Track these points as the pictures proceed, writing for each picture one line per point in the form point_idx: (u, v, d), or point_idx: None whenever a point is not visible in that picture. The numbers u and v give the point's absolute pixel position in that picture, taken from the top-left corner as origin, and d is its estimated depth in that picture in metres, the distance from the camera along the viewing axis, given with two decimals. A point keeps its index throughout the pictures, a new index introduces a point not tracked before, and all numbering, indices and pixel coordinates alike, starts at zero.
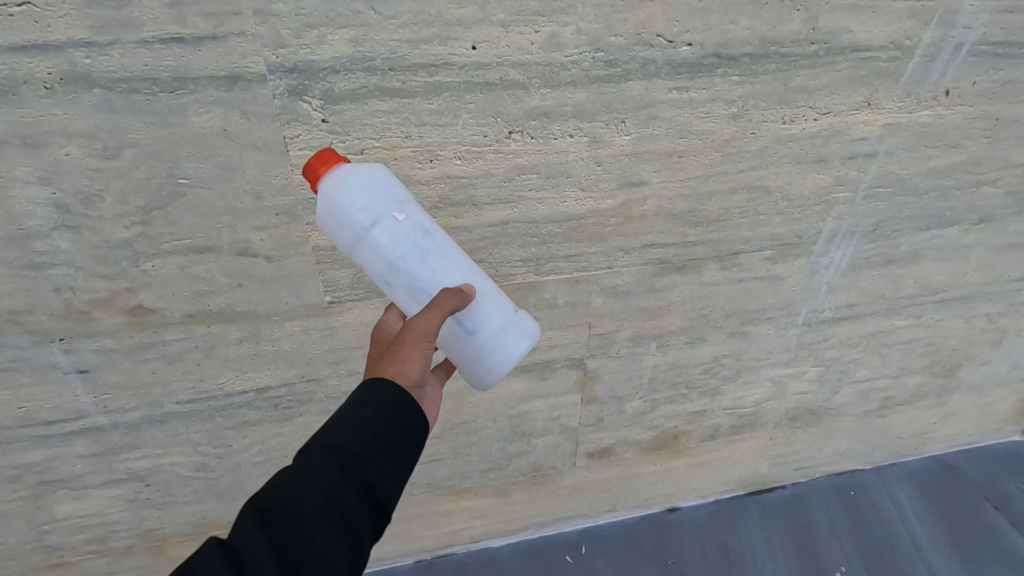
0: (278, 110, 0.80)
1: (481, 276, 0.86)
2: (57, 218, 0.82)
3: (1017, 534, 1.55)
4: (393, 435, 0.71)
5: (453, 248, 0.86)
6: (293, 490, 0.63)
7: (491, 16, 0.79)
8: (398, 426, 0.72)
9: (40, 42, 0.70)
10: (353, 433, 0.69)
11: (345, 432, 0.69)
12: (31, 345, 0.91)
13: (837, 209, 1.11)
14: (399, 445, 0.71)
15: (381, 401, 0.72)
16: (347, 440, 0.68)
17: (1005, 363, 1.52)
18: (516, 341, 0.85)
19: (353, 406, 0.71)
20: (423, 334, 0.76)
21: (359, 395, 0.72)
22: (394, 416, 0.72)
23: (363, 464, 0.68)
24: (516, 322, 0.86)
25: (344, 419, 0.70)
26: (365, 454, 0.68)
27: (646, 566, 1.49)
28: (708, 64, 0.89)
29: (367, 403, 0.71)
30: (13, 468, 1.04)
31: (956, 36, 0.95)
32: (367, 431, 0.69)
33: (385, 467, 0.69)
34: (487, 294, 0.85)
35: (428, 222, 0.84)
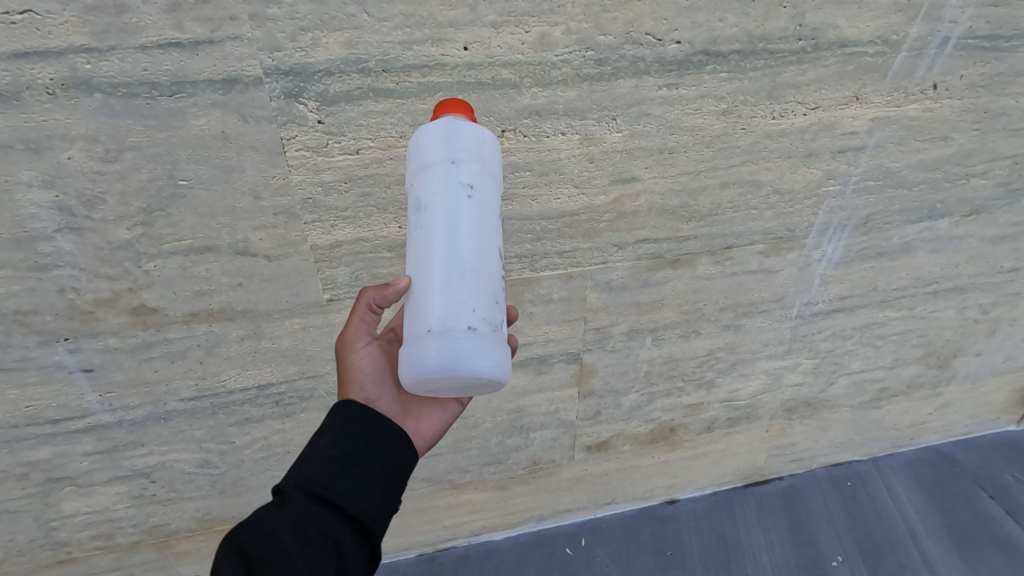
0: (274, 112, 0.81)
1: (446, 279, 0.76)
2: (61, 220, 0.84)
3: (1012, 522, 1.57)
4: (353, 454, 0.76)
5: (438, 235, 0.77)
6: (264, 522, 0.69)
7: (482, 17, 0.80)
8: (358, 445, 0.77)
9: (41, 49, 0.72)
10: (316, 460, 0.75)
11: (311, 460, 0.75)
12: (36, 344, 0.93)
13: (827, 202, 1.12)
14: (364, 462, 0.76)
15: (337, 425, 0.78)
16: (309, 469, 0.74)
17: (998, 353, 1.53)
18: (412, 355, 0.76)
19: (313, 438, 0.77)
20: (352, 339, 0.85)
21: (320, 426, 0.79)
22: (350, 436, 0.77)
23: (330, 485, 0.73)
24: (426, 339, 0.75)
25: (307, 451, 0.76)
26: (329, 477, 0.73)
27: (645, 557, 1.51)
28: (697, 61, 0.90)
29: (324, 431, 0.77)
30: (21, 466, 1.07)
31: (942, 30, 0.96)
32: (328, 456, 0.75)
33: (353, 484, 0.74)
34: (422, 303, 0.77)
35: (438, 199, 0.77)
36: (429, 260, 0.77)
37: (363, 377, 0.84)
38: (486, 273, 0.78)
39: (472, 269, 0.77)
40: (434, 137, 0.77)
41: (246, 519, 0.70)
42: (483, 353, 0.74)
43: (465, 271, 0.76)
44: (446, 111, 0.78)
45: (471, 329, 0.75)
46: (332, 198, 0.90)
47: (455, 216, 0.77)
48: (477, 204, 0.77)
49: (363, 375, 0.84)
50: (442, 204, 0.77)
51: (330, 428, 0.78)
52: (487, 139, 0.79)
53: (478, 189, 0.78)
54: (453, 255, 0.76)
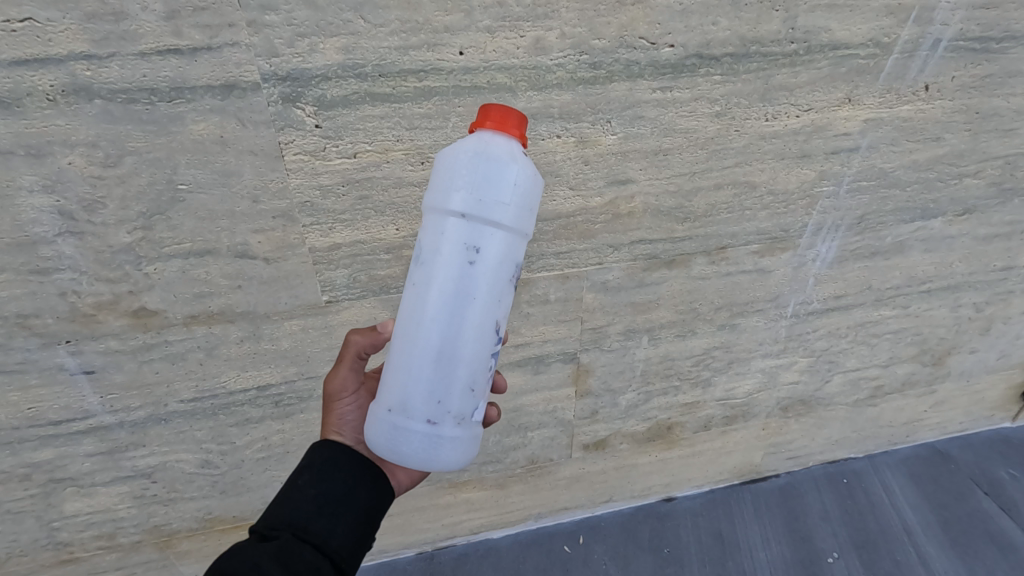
0: (273, 117, 0.82)
1: (422, 356, 0.80)
2: (61, 224, 0.84)
3: (1006, 517, 1.58)
4: (332, 491, 0.80)
5: (425, 306, 0.80)
6: (245, 551, 0.71)
7: (477, 22, 0.81)
8: (337, 482, 0.81)
9: (41, 56, 0.72)
10: (295, 497, 0.79)
11: (291, 499, 0.78)
12: (38, 347, 0.94)
13: (821, 202, 1.13)
14: (341, 499, 0.80)
15: (316, 465, 0.82)
16: (290, 505, 0.77)
17: (992, 351, 1.54)
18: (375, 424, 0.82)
19: (291, 477, 0.81)
20: (339, 390, 0.90)
21: (299, 465, 0.83)
22: (330, 474, 0.81)
23: (309, 520, 0.77)
24: (391, 415, 0.81)
25: (285, 491, 0.80)
26: (308, 513, 0.77)
27: (642, 554, 1.52)
28: (690, 64, 0.91)
29: (304, 470, 0.82)
30: (23, 467, 1.08)
31: (933, 32, 0.97)
32: (308, 492, 0.79)
33: (330, 521, 0.78)
34: (396, 375, 0.82)
35: (438, 260, 0.79)
36: (411, 332, 0.81)
37: (346, 424, 0.89)
38: (464, 358, 0.80)
39: (448, 355, 0.80)
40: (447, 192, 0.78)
41: (224, 552, 0.71)
42: (434, 448, 0.81)
43: (440, 356, 0.80)
44: (486, 127, 0.76)
45: (429, 421, 0.81)
46: (329, 201, 0.91)
47: (445, 290, 0.79)
48: (474, 274, 0.79)
49: (345, 422, 0.89)
50: (436, 273, 0.79)
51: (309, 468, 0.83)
52: (515, 178, 0.77)
53: (478, 260, 0.78)
54: (434, 335, 0.80)
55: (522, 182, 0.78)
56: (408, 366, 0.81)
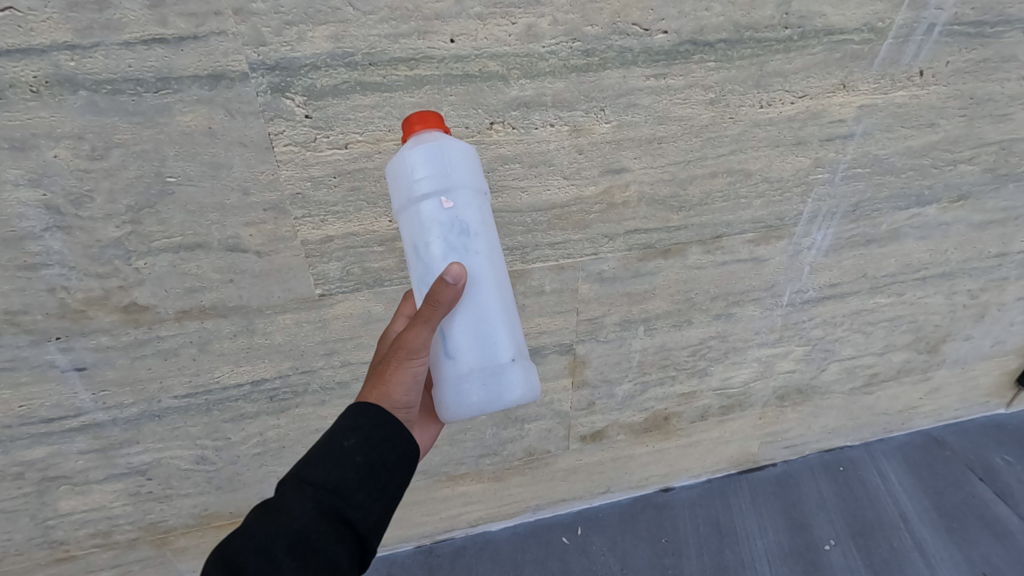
0: (262, 107, 0.81)
1: (501, 301, 0.83)
2: (48, 219, 0.83)
3: (1001, 503, 1.59)
4: (375, 461, 0.71)
5: (495, 258, 0.83)
6: (261, 536, 0.65)
7: (468, 9, 0.80)
8: (382, 453, 0.72)
9: (24, 46, 0.71)
10: (334, 463, 0.70)
11: (325, 466, 0.70)
12: (28, 344, 0.93)
13: (816, 190, 1.13)
14: (382, 473, 0.72)
15: (364, 429, 0.72)
16: (323, 474, 0.69)
17: (987, 337, 1.55)
18: (490, 387, 0.82)
19: (336, 436, 0.72)
20: (415, 351, 0.76)
21: (345, 424, 0.73)
22: (376, 444, 0.72)
23: (343, 496, 0.69)
24: (501, 372, 0.82)
25: (327, 450, 0.71)
26: (343, 486, 0.69)
27: (640, 544, 1.52)
28: (684, 51, 0.90)
29: (349, 432, 0.72)
30: (16, 466, 1.07)
31: (928, 17, 0.97)
32: (348, 461, 0.70)
33: (367, 498, 0.70)
34: (495, 335, 0.82)
35: (473, 221, 0.80)
36: (485, 285, 0.81)
37: (416, 385, 0.77)
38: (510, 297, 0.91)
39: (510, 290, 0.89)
40: (457, 167, 0.79)
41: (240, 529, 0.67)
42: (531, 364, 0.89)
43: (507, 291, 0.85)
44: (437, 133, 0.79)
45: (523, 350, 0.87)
46: (321, 193, 0.90)
47: (489, 238, 0.82)
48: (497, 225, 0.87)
49: (413, 381, 0.77)
50: (481, 232, 0.81)
51: (356, 429, 0.72)
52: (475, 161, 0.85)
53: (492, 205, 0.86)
54: (499, 279, 0.84)
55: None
56: (499, 313, 0.83)
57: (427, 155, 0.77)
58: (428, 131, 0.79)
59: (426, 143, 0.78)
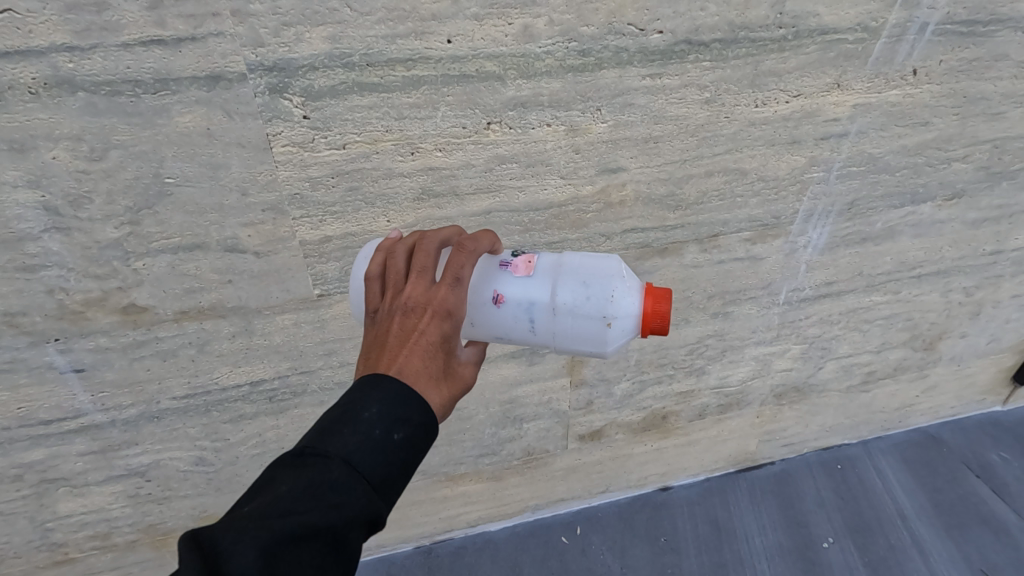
0: (260, 108, 0.81)
1: None
2: (47, 220, 0.83)
3: (998, 500, 1.60)
4: (410, 464, 0.65)
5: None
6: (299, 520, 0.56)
7: (465, 10, 0.80)
8: (420, 454, 0.67)
9: (22, 48, 0.71)
10: (378, 456, 0.62)
11: (372, 456, 0.62)
12: (27, 346, 0.93)
13: (812, 188, 1.14)
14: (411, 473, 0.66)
15: (414, 426, 0.65)
16: (369, 463, 0.62)
17: (983, 335, 1.56)
18: None
19: (389, 424, 0.64)
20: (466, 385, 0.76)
21: (399, 415, 0.64)
22: (419, 445, 0.66)
23: (381, 492, 0.62)
24: None
25: (373, 439, 0.63)
26: (384, 482, 0.63)
27: (639, 543, 1.53)
28: (679, 51, 0.91)
29: (401, 425, 0.64)
30: (14, 468, 1.07)
31: (921, 16, 0.97)
32: (393, 458, 0.63)
33: (395, 500, 0.64)
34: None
35: None
36: None
37: None
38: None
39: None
40: None
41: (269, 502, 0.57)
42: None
43: None
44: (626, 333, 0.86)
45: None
46: (319, 193, 0.91)
47: None
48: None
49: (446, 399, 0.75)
50: None
51: (408, 423, 0.65)
52: None
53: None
54: None
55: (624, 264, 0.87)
56: None
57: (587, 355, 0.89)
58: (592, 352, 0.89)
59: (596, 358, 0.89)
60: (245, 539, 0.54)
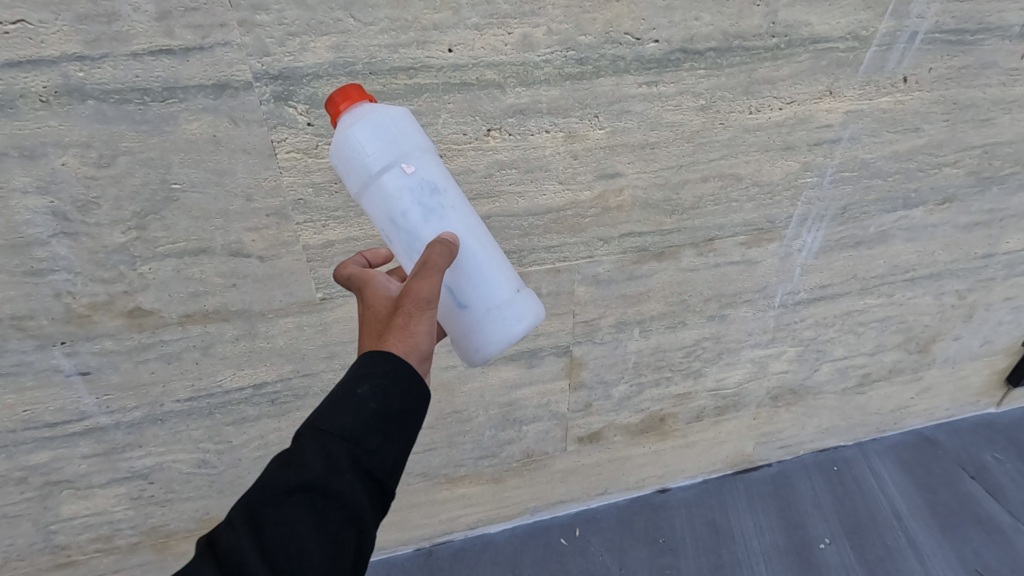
0: (266, 115, 0.83)
1: (485, 243, 0.84)
2: (55, 225, 0.85)
3: (992, 500, 1.62)
4: (391, 414, 0.66)
5: (471, 214, 0.85)
6: (279, 485, 0.61)
7: (466, 20, 0.82)
8: (399, 398, 0.67)
9: (34, 57, 0.73)
10: (349, 414, 0.65)
11: (340, 414, 0.65)
12: (33, 349, 0.94)
13: (805, 193, 1.16)
14: (398, 420, 0.67)
15: (378, 375, 0.67)
16: (339, 420, 0.64)
17: (976, 337, 1.58)
18: (516, 317, 0.83)
19: (349, 382, 0.67)
20: (427, 299, 0.71)
21: (355, 372, 0.68)
22: (393, 391, 0.67)
23: (361, 443, 0.64)
24: (518, 300, 0.84)
25: (339, 401, 0.66)
26: (361, 433, 0.64)
27: (637, 545, 1.54)
28: (674, 59, 0.93)
29: (363, 378, 0.66)
30: (20, 470, 1.08)
31: (911, 25, 1.00)
32: (362, 410, 0.65)
33: (384, 449, 0.65)
34: (494, 263, 0.84)
35: (439, 179, 0.82)
36: (472, 240, 0.83)
37: (429, 332, 0.71)
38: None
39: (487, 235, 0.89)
40: (402, 133, 0.79)
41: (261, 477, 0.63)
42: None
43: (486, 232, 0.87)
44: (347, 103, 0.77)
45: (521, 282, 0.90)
46: (323, 199, 0.93)
47: (458, 194, 0.84)
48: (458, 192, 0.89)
49: (429, 327, 0.71)
50: (451, 188, 0.83)
51: (370, 376, 0.67)
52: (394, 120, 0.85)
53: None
54: (476, 224, 0.85)
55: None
56: (492, 255, 0.84)
57: (385, 130, 0.77)
58: (385, 119, 0.78)
59: (376, 117, 0.77)
60: (237, 514, 0.61)
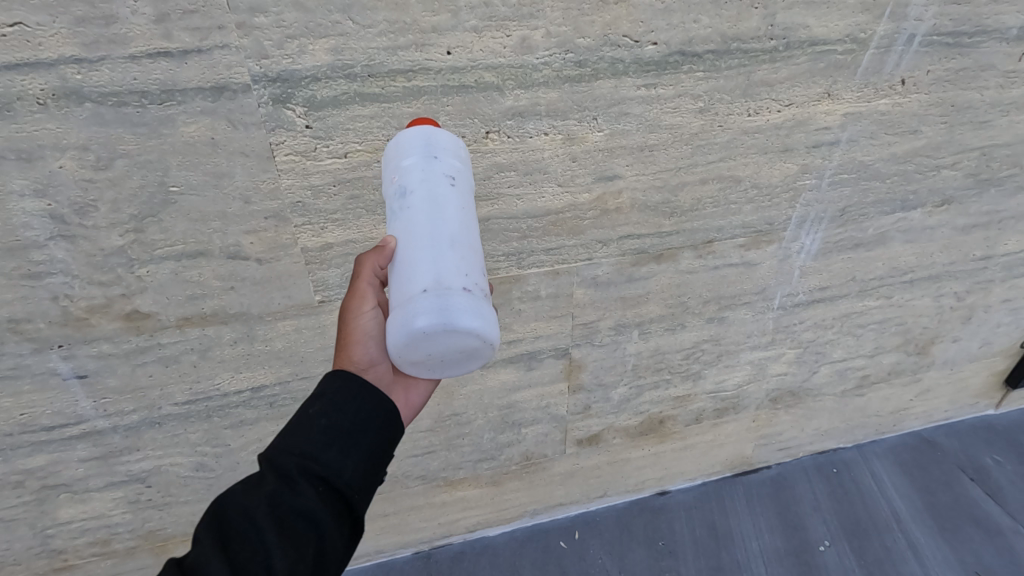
0: (263, 118, 0.83)
1: (430, 247, 0.77)
2: (53, 228, 0.85)
3: (991, 502, 1.62)
4: (342, 428, 0.72)
5: (424, 216, 0.79)
6: (242, 500, 0.69)
7: (464, 22, 0.82)
8: (349, 412, 0.73)
9: (31, 60, 0.73)
10: (302, 433, 0.72)
11: (294, 433, 0.72)
12: (30, 352, 0.94)
13: (804, 195, 1.16)
14: (351, 432, 0.73)
15: (327, 394, 0.74)
16: (293, 439, 0.71)
17: (975, 338, 1.58)
18: (401, 322, 0.75)
19: (304, 405, 0.74)
20: (356, 307, 0.82)
21: (312, 394, 0.76)
22: (342, 406, 0.73)
23: (314, 457, 0.70)
24: (415, 305, 0.74)
25: (295, 423, 0.73)
26: (313, 448, 0.71)
27: (637, 548, 1.54)
28: (673, 62, 0.93)
29: (314, 400, 0.74)
30: (16, 474, 1.07)
31: (908, 27, 1.00)
32: (313, 427, 0.72)
33: (338, 460, 0.71)
34: (416, 267, 0.77)
35: (415, 184, 0.80)
36: (411, 243, 0.78)
37: (364, 338, 0.81)
38: (471, 247, 0.80)
39: (459, 239, 0.79)
40: (409, 143, 0.81)
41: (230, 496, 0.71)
42: (485, 315, 0.76)
43: (460, 243, 0.79)
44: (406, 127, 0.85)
45: (466, 290, 0.76)
46: (321, 202, 0.92)
47: (434, 201, 0.80)
48: (460, 193, 0.82)
49: (364, 335, 0.81)
50: (426, 193, 0.79)
51: (321, 397, 0.75)
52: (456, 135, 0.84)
53: (457, 180, 0.82)
54: (439, 231, 0.78)
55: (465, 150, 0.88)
56: (430, 259, 0.77)
57: (393, 146, 0.82)
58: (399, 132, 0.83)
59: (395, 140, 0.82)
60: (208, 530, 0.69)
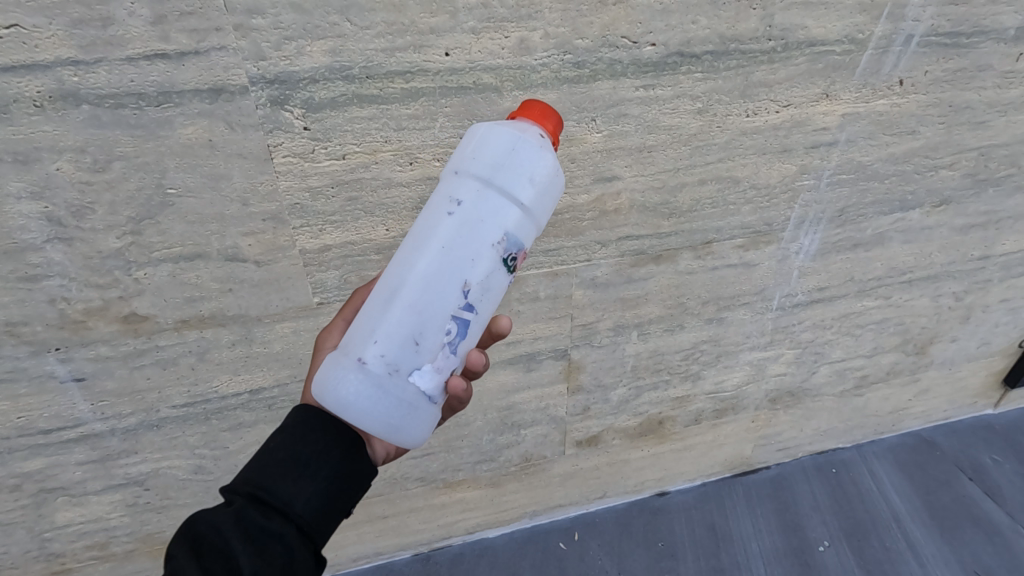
0: (261, 120, 0.83)
1: (382, 290, 0.79)
2: (50, 230, 0.84)
3: (989, 501, 1.62)
4: (302, 454, 0.73)
5: (407, 246, 0.79)
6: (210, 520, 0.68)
7: (463, 24, 0.82)
8: (310, 439, 0.75)
9: (28, 62, 0.72)
10: (266, 458, 0.73)
11: (258, 460, 0.73)
12: (28, 355, 0.94)
13: (803, 196, 1.16)
14: (313, 454, 0.74)
15: (288, 425, 0.76)
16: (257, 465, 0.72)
17: (973, 338, 1.58)
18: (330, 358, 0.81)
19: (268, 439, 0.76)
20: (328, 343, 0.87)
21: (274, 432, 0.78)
22: (303, 434, 0.75)
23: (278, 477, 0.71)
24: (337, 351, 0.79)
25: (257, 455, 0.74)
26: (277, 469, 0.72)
27: (636, 549, 1.54)
28: (672, 63, 0.93)
29: (276, 432, 0.76)
30: (13, 478, 1.07)
31: (906, 28, 1.00)
32: (276, 452, 0.73)
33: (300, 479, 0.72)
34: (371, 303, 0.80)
35: (430, 203, 0.80)
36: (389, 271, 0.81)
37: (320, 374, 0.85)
38: (419, 305, 0.76)
39: (407, 292, 0.77)
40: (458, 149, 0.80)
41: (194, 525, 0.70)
42: (365, 395, 0.75)
43: (398, 302, 0.77)
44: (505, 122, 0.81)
45: (361, 363, 0.76)
46: (319, 203, 0.92)
47: (421, 233, 0.78)
48: (453, 229, 0.77)
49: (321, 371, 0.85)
50: (425, 218, 0.79)
51: (284, 430, 0.77)
52: (509, 148, 0.76)
53: (462, 209, 0.77)
54: (396, 275, 0.78)
55: (536, 165, 0.76)
56: (377, 301, 0.79)
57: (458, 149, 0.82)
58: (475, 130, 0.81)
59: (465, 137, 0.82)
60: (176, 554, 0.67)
